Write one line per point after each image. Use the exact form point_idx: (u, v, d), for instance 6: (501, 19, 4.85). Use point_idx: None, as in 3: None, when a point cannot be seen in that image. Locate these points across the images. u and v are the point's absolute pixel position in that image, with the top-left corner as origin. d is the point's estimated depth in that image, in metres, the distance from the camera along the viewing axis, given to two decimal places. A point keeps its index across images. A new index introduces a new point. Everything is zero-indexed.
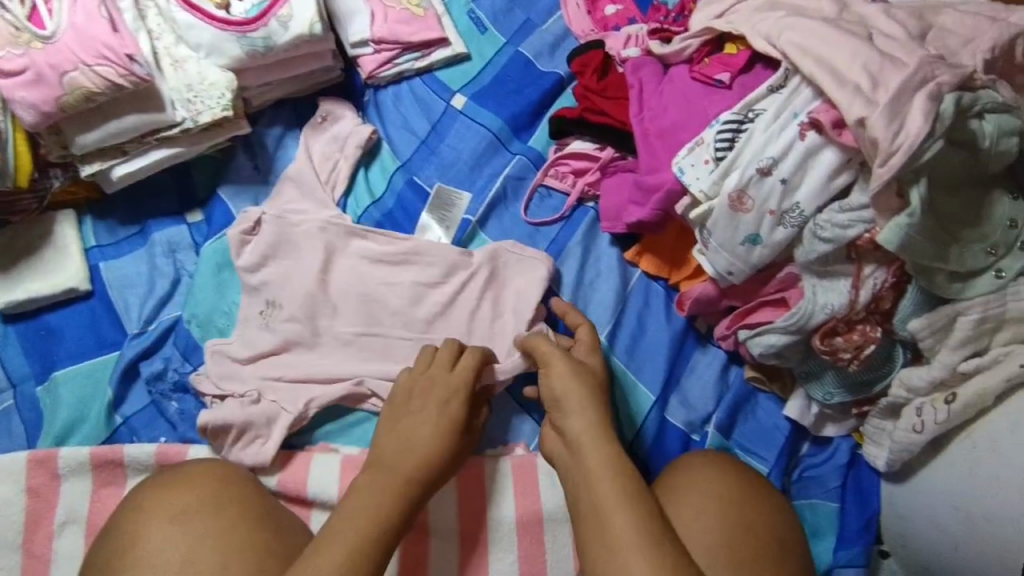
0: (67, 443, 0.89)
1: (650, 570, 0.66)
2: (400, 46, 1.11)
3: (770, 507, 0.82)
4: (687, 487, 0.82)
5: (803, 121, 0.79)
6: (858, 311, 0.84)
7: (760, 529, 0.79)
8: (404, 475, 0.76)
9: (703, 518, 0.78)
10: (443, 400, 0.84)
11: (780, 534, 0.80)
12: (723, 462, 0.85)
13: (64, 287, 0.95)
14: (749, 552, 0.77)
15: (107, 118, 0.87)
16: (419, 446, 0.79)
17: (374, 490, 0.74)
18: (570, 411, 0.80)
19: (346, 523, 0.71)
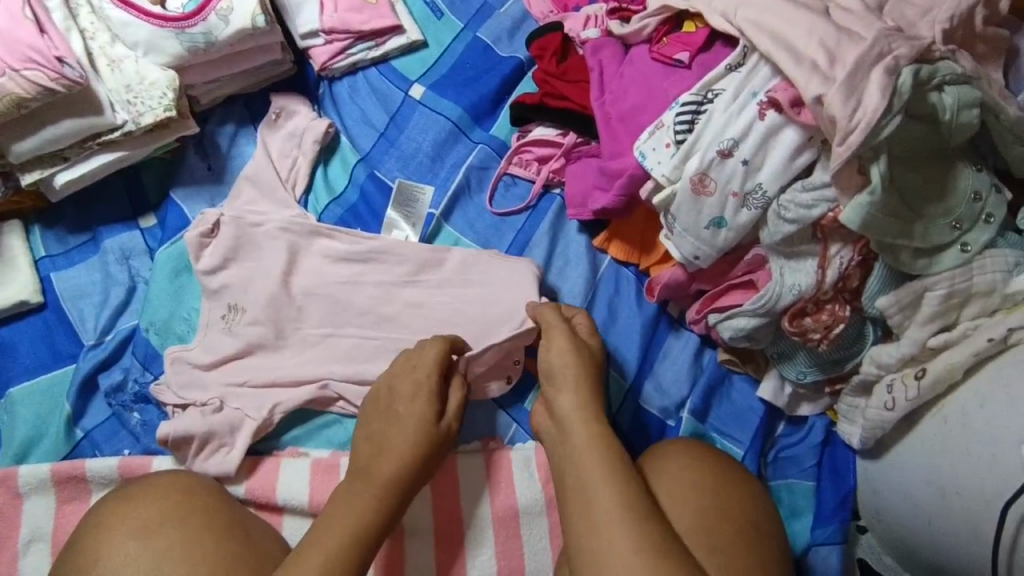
0: (26, 461, 0.86)
1: (634, 546, 0.64)
2: (353, 36, 1.08)
3: (745, 491, 0.81)
4: (661, 476, 0.80)
5: (762, 100, 0.77)
6: (826, 290, 0.82)
7: (735, 514, 0.78)
8: (382, 477, 0.75)
9: (677, 504, 0.77)
10: (410, 396, 0.82)
11: (755, 519, 0.79)
12: (699, 447, 0.85)
13: (13, 300, 0.91)
14: (724, 537, 0.75)
15: (42, 124, 0.83)
16: (394, 447, 0.78)
17: (351, 495, 0.74)
18: (559, 392, 0.79)
19: (328, 530, 0.70)
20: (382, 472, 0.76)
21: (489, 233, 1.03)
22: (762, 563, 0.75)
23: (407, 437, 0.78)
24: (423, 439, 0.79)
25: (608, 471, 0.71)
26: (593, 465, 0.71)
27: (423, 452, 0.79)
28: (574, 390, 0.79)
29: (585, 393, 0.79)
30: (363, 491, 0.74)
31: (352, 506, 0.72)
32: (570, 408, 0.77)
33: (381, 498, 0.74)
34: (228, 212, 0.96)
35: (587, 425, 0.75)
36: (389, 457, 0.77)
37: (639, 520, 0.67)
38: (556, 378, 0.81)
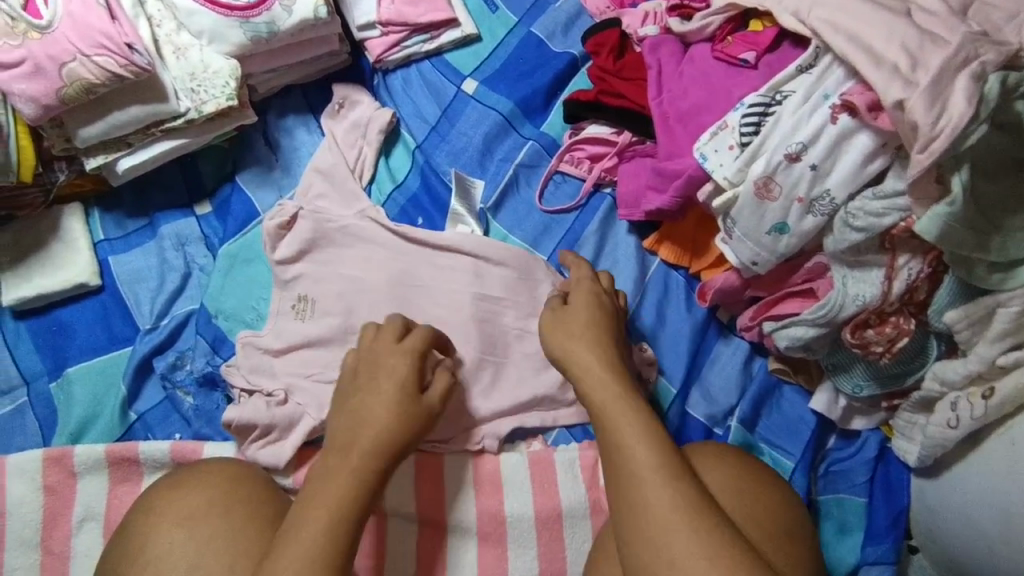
0: (82, 441, 0.88)
1: (673, 504, 0.64)
2: (409, 29, 1.07)
3: (778, 495, 0.79)
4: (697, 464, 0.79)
5: (835, 103, 0.73)
6: (892, 302, 0.79)
7: (767, 517, 0.76)
8: (360, 453, 0.73)
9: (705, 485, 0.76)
10: (393, 365, 0.80)
11: (790, 525, 0.76)
12: (723, 448, 0.83)
13: (74, 282, 0.93)
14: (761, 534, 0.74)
15: (108, 109, 0.82)
16: (372, 419, 0.75)
17: (337, 472, 0.71)
18: (575, 354, 0.80)
19: (315, 504, 0.69)
20: (355, 457, 0.73)
21: (539, 231, 1.03)
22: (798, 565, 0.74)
23: (389, 410, 0.76)
24: (410, 413, 0.77)
25: (644, 431, 0.70)
26: (623, 429, 0.71)
27: (404, 419, 0.76)
28: (596, 354, 0.79)
29: (604, 359, 0.79)
30: (347, 471, 0.71)
31: (335, 489, 0.70)
32: (588, 368, 0.78)
33: (359, 476, 0.71)
34: (305, 206, 0.97)
35: (612, 380, 0.76)
36: (370, 432, 0.74)
37: (674, 479, 0.66)
38: (571, 342, 0.81)
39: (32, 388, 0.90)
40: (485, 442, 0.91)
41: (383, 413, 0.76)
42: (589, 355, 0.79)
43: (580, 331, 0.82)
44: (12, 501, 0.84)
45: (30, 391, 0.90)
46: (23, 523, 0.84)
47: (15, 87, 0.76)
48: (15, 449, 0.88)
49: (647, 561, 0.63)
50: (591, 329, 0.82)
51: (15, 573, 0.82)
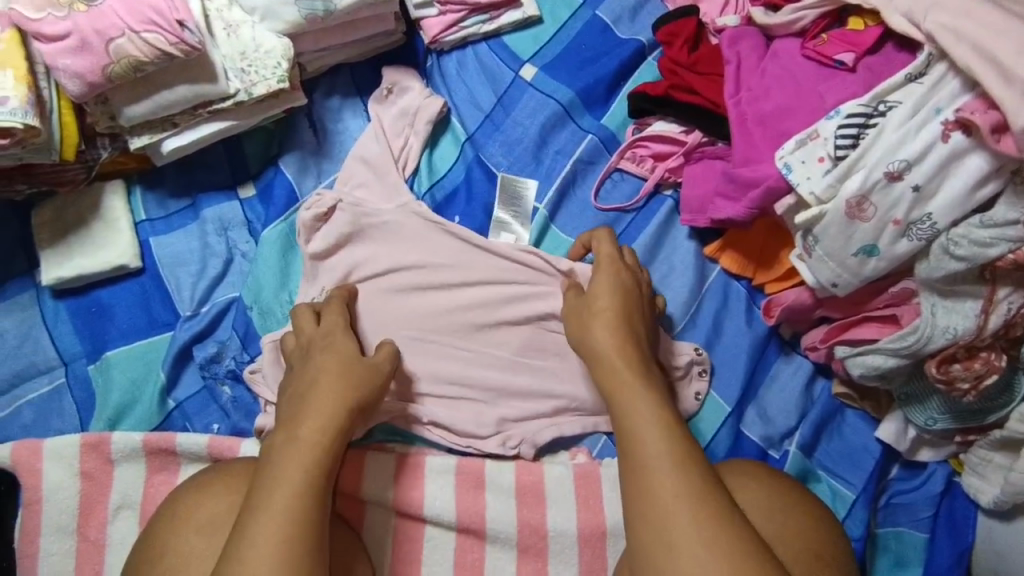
0: (120, 427, 0.86)
1: (678, 487, 0.64)
2: (467, 8, 1.00)
3: (813, 519, 0.76)
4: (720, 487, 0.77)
5: (947, 119, 0.67)
6: (985, 337, 0.73)
7: (792, 539, 0.74)
8: (311, 439, 0.70)
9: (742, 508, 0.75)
10: (338, 336, 0.81)
11: (815, 546, 0.73)
12: (755, 470, 0.80)
13: (114, 264, 0.89)
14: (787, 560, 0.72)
15: (156, 88, 0.78)
16: (320, 380, 0.75)
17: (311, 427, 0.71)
18: (586, 329, 0.79)
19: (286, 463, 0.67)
20: (307, 442, 0.69)
21: None
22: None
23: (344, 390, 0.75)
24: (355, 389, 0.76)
25: (649, 406, 0.70)
26: (638, 405, 0.70)
27: (359, 378, 0.77)
28: (618, 330, 0.77)
29: (626, 340, 0.77)
30: (301, 462, 0.67)
31: (288, 483, 0.66)
32: (606, 349, 0.76)
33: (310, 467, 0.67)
34: (344, 197, 0.93)
35: (621, 354, 0.75)
36: (326, 410, 0.72)
37: (678, 462, 0.66)
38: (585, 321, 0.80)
39: (71, 369, 0.88)
40: (522, 448, 0.89)
41: (333, 388, 0.75)
42: (607, 331, 0.77)
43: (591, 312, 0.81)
44: (49, 486, 0.82)
45: (68, 372, 0.88)
46: (60, 508, 0.82)
47: (60, 62, 0.71)
48: (53, 432, 0.87)
49: (653, 543, 0.63)
50: (618, 307, 0.80)
51: (51, 559, 0.81)
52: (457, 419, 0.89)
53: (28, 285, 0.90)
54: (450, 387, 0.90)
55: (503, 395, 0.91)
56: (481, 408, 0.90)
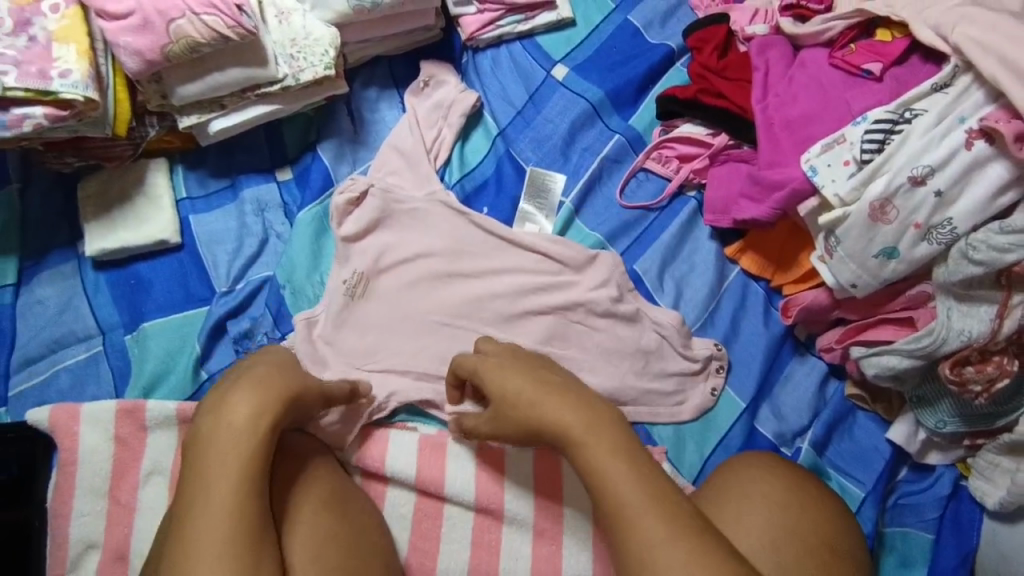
0: (154, 395, 0.89)
1: (666, 525, 0.64)
2: (505, 7, 1.03)
3: (824, 511, 0.78)
4: (728, 494, 0.80)
5: (971, 128, 0.70)
6: (999, 341, 0.76)
7: (806, 532, 0.76)
8: (236, 444, 0.67)
9: (751, 509, 0.78)
10: (263, 352, 0.79)
11: (829, 537, 0.77)
12: (758, 469, 0.81)
13: (156, 239, 0.92)
14: (793, 554, 0.74)
15: (209, 69, 0.81)
16: (244, 382, 0.72)
17: (232, 428, 0.68)
18: (505, 391, 0.76)
19: (213, 464, 0.66)
20: (234, 448, 0.67)
21: (617, 228, 1.00)
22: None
23: (270, 386, 0.72)
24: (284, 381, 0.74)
25: (614, 445, 0.69)
26: (596, 449, 0.69)
27: (281, 379, 0.74)
28: (547, 400, 0.73)
29: (563, 401, 0.72)
30: (227, 470, 0.66)
31: (219, 482, 0.65)
32: (528, 394, 0.74)
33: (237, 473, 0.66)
34: (376, 182, 0.96)
35: (552, 395, 0.73)
36: (247, 412, 0.69)
37: (656, 498, 0.66)
38: (499, 385, 0.77)
39: (108, 338, 0.91)
40: None
41: (254, 385, 0.72)
42: (539, 407, 0.73)
43: (505, 370, 0.77)
44: (84, 450, 0.85)
45: (106, 341, 0.91)
46: (94, 471, 0.85)
47: (121, 39, 0.74)
48: (88, 398, 0.89)
49: None
50: (528, 392, 0.74)
51: (83, 520, 0.84)
52: None
53: (70, 255, 0.93)
54: None
55: None
56: None
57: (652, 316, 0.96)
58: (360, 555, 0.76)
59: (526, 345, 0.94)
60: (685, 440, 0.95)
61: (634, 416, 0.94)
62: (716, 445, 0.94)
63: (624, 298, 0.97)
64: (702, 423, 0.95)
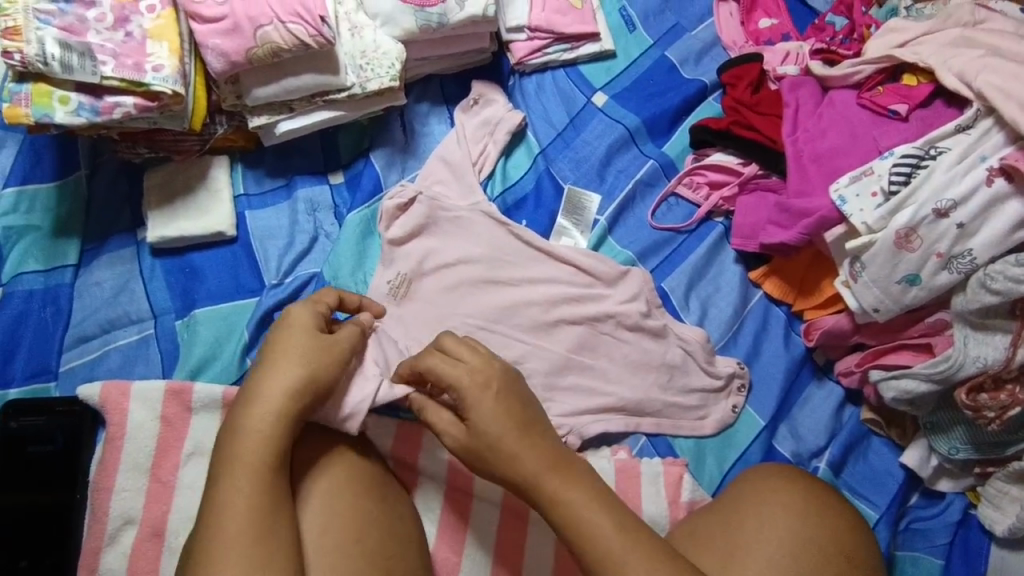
0: (200, 378, 0.92)
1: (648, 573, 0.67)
2: (553, 37, 1.10)
3: (843, 523, 0.81)
4: (753, 502, 0.82)
5: (992, 166, 0.76)
6: (1012, 369, 0.81)
7: (825, 542, 0.79)
8: (250, 445, 0.71)
9: (771, 519, 0.80)
10: (294, 332, 0.78)
11: (846, 547, 0.79)
12: (778, 479, 0.83)
13: (214, 229, 0.96)
14: (810, 565, 0.77)
15: (285, 74, 0.87)
16: (268, 379, 0.74)
17: (251, 429, 0.71)
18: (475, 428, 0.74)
19: (235, 465, 0.70)
20: (246, 447, 0.71)
21: (648, 248, 1.06)
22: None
23: (281, 384, 0.73)
24: (293, 382, 0.74)
25: (591, 496, 0.72)
26: (575, 500, 0.71)
27: (303, 371, 0.75)
28: (520, 447, 0.73)
29: (545, 459, 0.73)
30: (240, 476, 0.69)
31: (237, 484, 0.69)
32: (500, 442, 0.73)
33: (255, 474, 0.70)
34: (424, 191, 1.01)
35: (528, 448, 0.73)
36: (260, 415, 0.72)
37: (637, 546, 0.69)
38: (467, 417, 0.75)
39: (159, 322, 0.94)
40: (569, 437, 0.94)
41: (269, 388, 0.73)
42: (516, 461, 0.73)
43: (479, 399, 0.75)
44: (132, 426, 0.87)
45: (157, 324, 0.94)
46: (138, 447, 0.87)
47: (210, 40, 0.81)
48: (137, 376, 0.92)
49: None
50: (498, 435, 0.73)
51: (123, 494, 0.85)
52: None
53: (129, 241, 0.97)
54: None
55: (555, 388, 0.97)
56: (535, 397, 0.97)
57: (677, 331, 1.01)
58: (399, 541, 0.78)
59: (558, 353, 0.98)
60: (704, 454, 0.99)
61: (656, 428, 0.98)
62: (736, 460, 0.98)
63: (653, 314, 1.01)
64: (721, 438, 0.99)
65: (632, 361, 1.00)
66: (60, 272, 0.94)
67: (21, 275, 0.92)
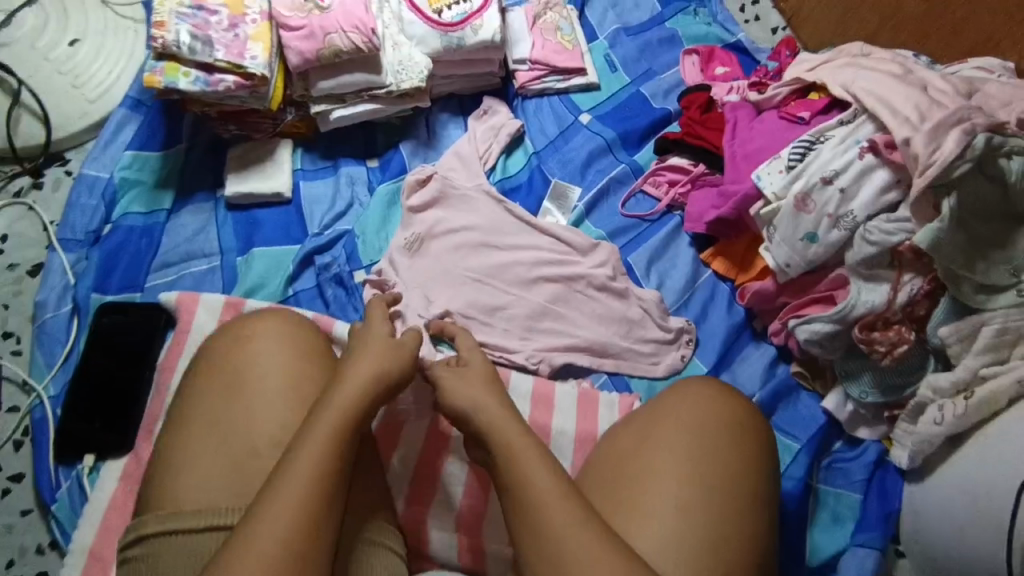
0: (253, 299, 1.17)
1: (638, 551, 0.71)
2: (549, 69, 1.41)
3: (741, 407, 0.89)
4: (660, 412, 0.89)
5: (863, 145, 1.01)
6: (895, 310, 1.03)
7: (721, 426, 0.86)
8: (327, 426, 0.74)
9: (678, 417, 0.87)
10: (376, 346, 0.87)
11: (739, 423, 0.88)
12: (694, 386, 0.91)
13: (275, 191, 1.24)
14: (710, 440, 0.84)
15: (342, 72, 1.18)
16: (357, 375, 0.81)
17: (327, 413, 0.76)
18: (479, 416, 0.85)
19: (310, 443, 0.73)
20: (325, 426, 0.74)
21: (617, 229, 1.31)
22: (745, 459, 0.84)
23: (362, 379, 0.81)
24: (373, 379, 0.82)
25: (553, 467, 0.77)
26: (536, 466, 0.77)
27: (385, 377, 0.83)
28: (506, 423, 0.83)
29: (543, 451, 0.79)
30: (315, 450, 0.72)
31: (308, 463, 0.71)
32: (500, 426, 0.82)
33: (338, 441, 0.74)
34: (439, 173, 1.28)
35: (518, 427, 0.82)
36: (341, 404, 0.77)
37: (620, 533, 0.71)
38: (478, 403, 0.86)
39: (225, 257, 1.20)
40: (541, 366, 1.16)
41: (354, 382, 0.80)
42: (510, 442, 0.80)
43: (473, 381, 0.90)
44: (196, 326, 1.10)
45: (223, 259, 1.20)
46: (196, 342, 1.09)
47: (292, 43, 1.12)
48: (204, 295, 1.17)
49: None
50: (476, 399, 0.86)
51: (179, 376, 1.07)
52: (494, 338, 1.17)
53: (210, 197, 1.25)
54: (494, 316, 1.19)
55: (534, 330, 1.19)
56: (516, 334, 1.18)
57: (637, 293, 1.23)
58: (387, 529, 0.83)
59: (538, 302, 1.20)
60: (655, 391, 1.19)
61: (616, 367, 1.18)
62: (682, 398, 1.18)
63: (618, 279, 1.24)
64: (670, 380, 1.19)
65: (598, 313, 1.21)
66: (156, 214, 1.22)
67: (127, 215, 1.20)
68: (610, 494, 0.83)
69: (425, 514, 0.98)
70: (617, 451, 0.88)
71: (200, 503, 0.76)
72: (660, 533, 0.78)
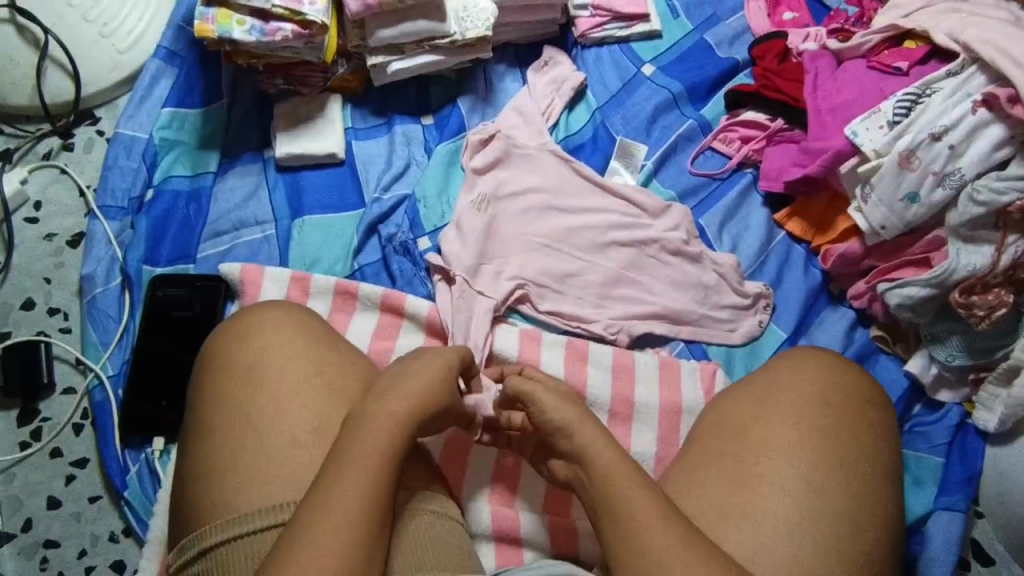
0: (314, 270, 1.10)
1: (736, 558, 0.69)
2: (611, 15, 1.31)
3: (856, 374, 0.87)
4: (762, 395, 0.85)
5: (976, 99, 0.97)
6: (997, 272, 0.99)
7: (828, 409, 0.83)
8: (377, 449, 0.69)
9: (782, 402, 0.84)
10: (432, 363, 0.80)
11: (853, 398, 0.84)
12: (789, 361, 0.88)
13: (329, 151, 1.15)
14: (816, 423, 0.82)
15: (403, 19, 1.11)
16: (405, 390, 0.75)
17: (379, 431, 0.71)
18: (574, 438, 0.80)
19: (361, 465, 0.68)
20: (376, 446, 0.70)
21: (687, 189, 1.24)
22: (872, 432, 0.83)
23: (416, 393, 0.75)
24: (426, 394, 0.76)
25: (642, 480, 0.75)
26: (629, 483, 0.74)
27: (442, 393, 0.78)
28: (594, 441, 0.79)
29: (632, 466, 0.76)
30: (366, 474, 0.67)
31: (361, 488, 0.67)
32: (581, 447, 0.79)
33: (393, 458, 0.69)
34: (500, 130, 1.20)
35: (601, 441, 0.79)
36: (390, 422, 0.72)
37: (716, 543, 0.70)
38: (564, 425, 0.82)
39: (278, 223, 1.12)
40: (620, 335, 1.11)
41: (407, 398, 0.75)
42: (596, 458, 0.78)
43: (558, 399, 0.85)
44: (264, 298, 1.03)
45: (277, 225, 1.12)
46: None
47: None
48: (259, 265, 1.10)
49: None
50: (568, 420, 0.82)
51: None
52: (566, 305, 1.11)
53: (258, 159, 1.16)
54: (565, 282, 1.13)
55: (609, 296, 1.14)
56: (590, 302, 1.13)
57: (711, 257, 1.17)
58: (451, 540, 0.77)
59: (610, 268, 1.14)
60: (732, 358, 1.15)
61: (693, 334, 1.14)
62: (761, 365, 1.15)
63: (692, 242, 1.18)
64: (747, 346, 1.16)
65: (673, 278, 1.16)
66: (202, 177, 1.13)
67: (171, 178, 1.12)
68: (717, 478, 0.80)
69: (512, 493, 0.97)
70: (725, 430, 0.84)
71: (254, 502, 0.71)
72: (779, 522, 0.75)
